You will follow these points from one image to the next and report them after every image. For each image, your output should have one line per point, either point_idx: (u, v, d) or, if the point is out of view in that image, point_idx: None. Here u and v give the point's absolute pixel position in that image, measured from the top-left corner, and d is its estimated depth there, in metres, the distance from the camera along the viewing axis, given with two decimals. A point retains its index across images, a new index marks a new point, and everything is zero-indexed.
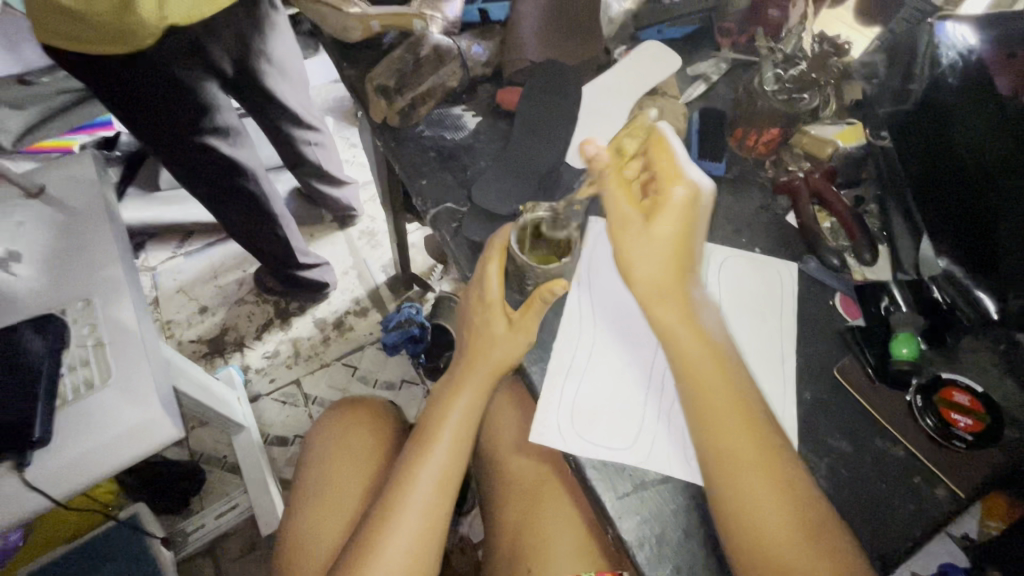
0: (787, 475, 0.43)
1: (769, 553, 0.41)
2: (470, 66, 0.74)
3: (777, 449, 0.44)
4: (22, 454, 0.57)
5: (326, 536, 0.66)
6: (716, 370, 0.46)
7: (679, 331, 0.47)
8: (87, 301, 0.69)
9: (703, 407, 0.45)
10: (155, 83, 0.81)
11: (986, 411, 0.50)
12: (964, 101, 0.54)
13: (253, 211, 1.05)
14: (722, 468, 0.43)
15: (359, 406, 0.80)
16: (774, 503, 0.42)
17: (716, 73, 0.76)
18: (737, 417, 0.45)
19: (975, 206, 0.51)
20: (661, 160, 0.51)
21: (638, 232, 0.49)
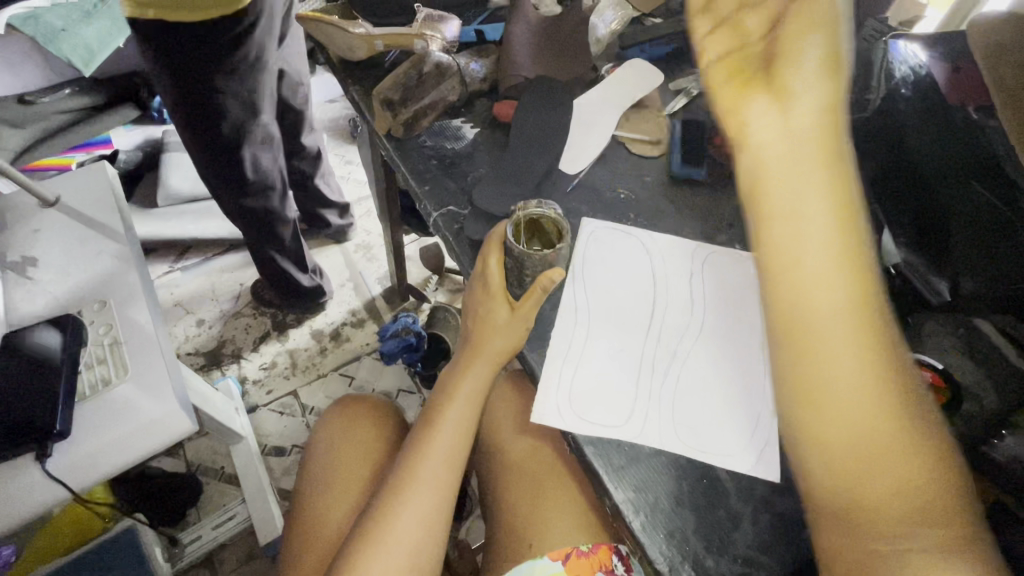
0: (875, 347, 0.44)
1: (828, 384, 0.44)
2: (468, 82, 0.79)
3: (876, 317, 0.45)
4: (43, 445, 0.60)
5: (340, 517, 0.69)
6: (835, 225, 0.46)
7: (809, 176, 0.47)
8: (103, 302, 0.72)
9: (804, 252, 0.46)
10: (203, 67, 0.83)
11: (947, 386, 0.54)
12: (914, 112, 0.60)
13: (258, 210, 1.06)
14: (802, 344, 0.45)
15: (364, 401, 0.84)
16: (852, 354, 0.44)
17: (696, 87, 0.82)
18: (845, 271, 0.45)
19: (929, 203, 0.57)
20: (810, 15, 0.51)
21: (800, 28, 0.51)
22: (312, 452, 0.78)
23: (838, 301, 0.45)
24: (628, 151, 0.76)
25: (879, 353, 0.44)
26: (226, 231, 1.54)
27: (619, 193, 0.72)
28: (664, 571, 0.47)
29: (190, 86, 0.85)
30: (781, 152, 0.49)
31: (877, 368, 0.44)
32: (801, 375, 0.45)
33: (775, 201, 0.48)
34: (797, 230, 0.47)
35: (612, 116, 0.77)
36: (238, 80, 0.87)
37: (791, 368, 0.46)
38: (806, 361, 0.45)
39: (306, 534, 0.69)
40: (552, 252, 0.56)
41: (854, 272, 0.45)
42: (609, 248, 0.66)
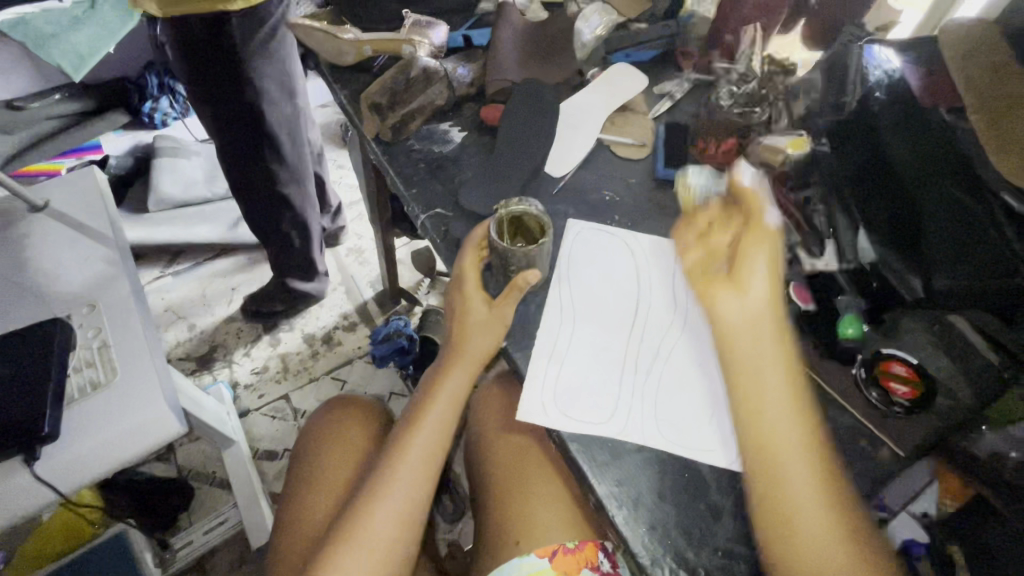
0: (830, 482, 0.47)
1: (790, 518, 0.45)
2: (455, 87, 0.81)
3: (829, 463, 0.47)
4: (31, 448, 0.60)
5: (325, 508, 0.70)
6: (786, 383, 0.49)
7: (761, 341, 0.50)
8: (92, 305, 0.72)
9: (761, 405, 0.49)
10: (229, 55, 0.92)
11: (922, 380, 0.56)
12: (887, 113, 0.62)
13: (267, 196, 1.12)
14: (768, 478, 0.47)
15: (355, 400, 0.86)
16: (813, 495, 0.46)
17: (680, 91, 0.83)
18: (797, 427, 0.48)
19: (903, 201, 0.58)
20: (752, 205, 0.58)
21: (755, 238, 0.54)
22: (304, 446, 0.80)
23: (798, 443, 0.47)
24: (613, 154, 0.77)
25: (833, 482, 0.47)
26: (216, 236, 1.53)
27: (604, 194, 0.73)
28: (646, 564, 0.48)
29: (218, 72, 0.94)
30: (742, 324, 0.51)
31: (830, 495, 0.46)
32: (772, 512, 0.46)
33: (732, 353, 0.51)
34: (759, 380, 0.49)
35: (597, 120, 0.78)
36: (276, 77, 0.99)
37: (756, 488, 0.47)
38: (770, 491, 0.46)
39: (290, 527, 0.70)
40: (534, 249, 0.58)
41: (803, 418, 0.48)
42: (593, 250, 0.67)
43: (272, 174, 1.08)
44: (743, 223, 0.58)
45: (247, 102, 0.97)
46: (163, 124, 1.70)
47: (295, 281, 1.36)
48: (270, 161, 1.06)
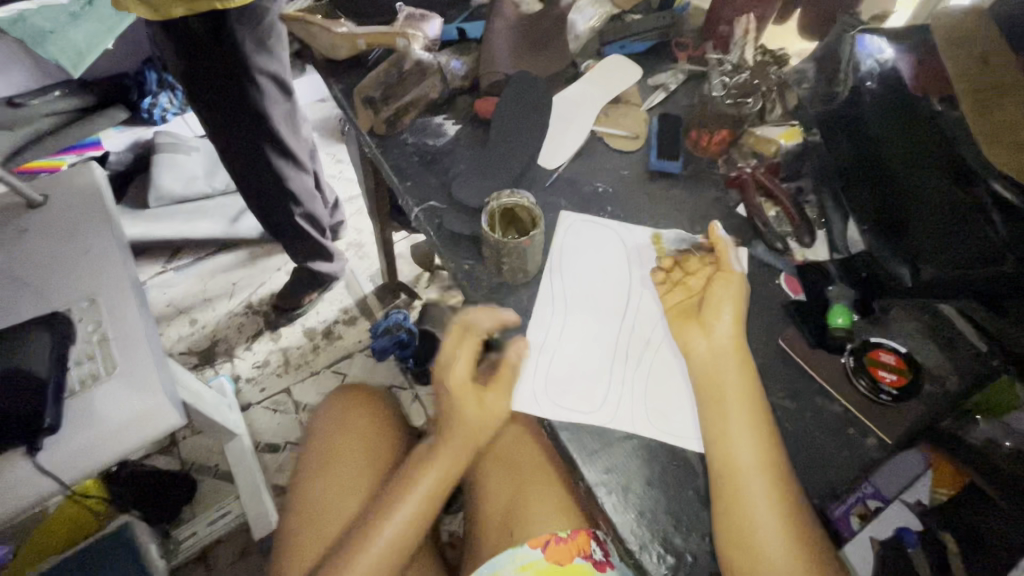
0: (793, 508, 0.48)
1: (752, 539, 0.46)
2: (448, 80, 0.81)
3: (792, 492, 0.49)
4: (33, 439, 0.61)
5: (337, 512, 0.71)
6: (750, 413, 0.51)
7: (724, 371, 0.53)
8: (92, 300, 0.73)
9: (722, 428, 0.51)
10: (229, 57, 0.93)
11: (908, 368, 0.57)
12: (877, 103, 0.62)
13: (277, 193, 1.14)
14: (728, 500, 0.48)
15: (362, 388, 0.85)
16: (774, 519, 0.47)
17: (674, 83, 0.83)
18: (761, 456, 0.49)
19: (893, 191, 0.58)
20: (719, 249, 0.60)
21: (723, 280, 0.57)
22: (312, 435, 0.80)
23: (760, 468, 0.49)
24: (606, 146, 0.77)
25: (795, 509, 0.48)
26: (217, 231, 1.54)
27: (597, 186, 0.74)
28: (635, 549, 0.49)
29: (215, 76, 0.95)
30: (706, 358, 0.55)
31: (791, 522, 0.47)
32: (731, 529, 0.47)
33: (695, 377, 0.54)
34: (721, 405, 0.52)
35: (591, 112, 0.78)
36: (263, 79, 0.98)
37: (721, 508, 0.48)
38: (730, 514, 0.48)
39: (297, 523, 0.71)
40: (526, 240, 0.58)
41: (767, 447, 0.50)
42: (585, 241, 0.68)
43: (279, 172, 1.10)
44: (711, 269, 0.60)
45: (247, 104, 0.99)
46: (163, 121, 1.70)
47: (320, 263, 1.38)
48: (276, 163, 1.09)
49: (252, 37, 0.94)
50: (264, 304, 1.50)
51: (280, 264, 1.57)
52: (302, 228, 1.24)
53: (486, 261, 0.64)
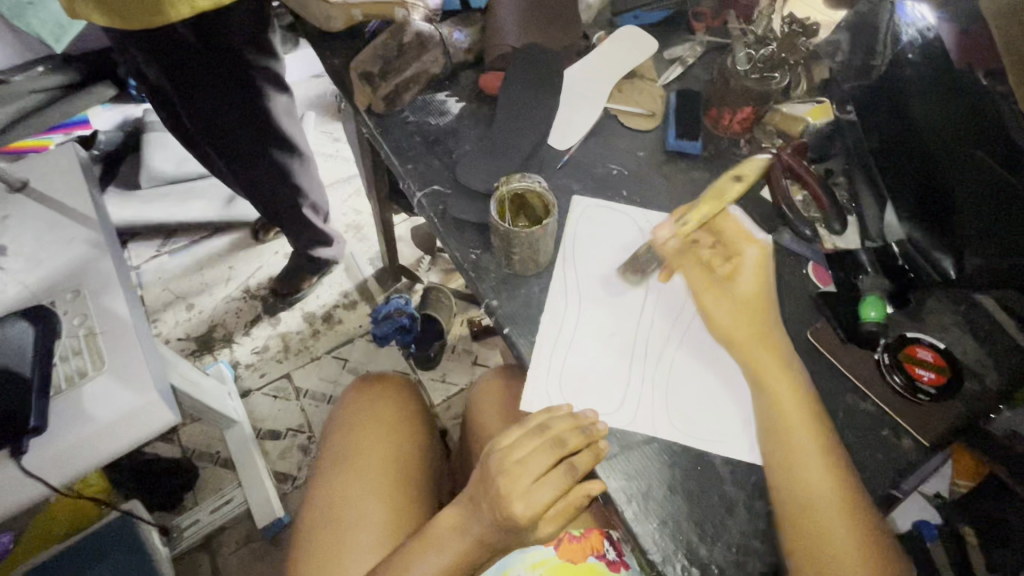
0: (854, 498, 0.46)
1: (825, 558, 0.44)
2: (451, 53, 0.75)
3: (863, 507, 0.46)
4: (18, 440, 0.58)
5: (370, 532, 0.64)
6: (810, 426, 0.49)
7: (774, 385, 0.51)
8: (77, 292, 0.69)
9: (788, 444, 0.48)
10: (227, 60, 0.90)
11: (948, 366, 0.54)
12: (919, 77, 0.56)
13: (286, 195, 1.11)
14: (795, 483, 0.47)
15: (388, 382, 0.80)
16: (848, 538, 0.44)
17: (692, 56, 0.77)
18: (827, 470, 0.47)
19: (936, 173, 0.54)
20: (691, 269, 0.57)
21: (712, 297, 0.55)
22: (332, 437, 0.74)
23: (830, 482, 0.46)
24: (621, 124, 0.72)
25: (855, 499, 0.46)
26: (212, 214, 1.49)
27: (611, 168, 0.69)
28: (657, 560, 0.47)
29: (211, 74, 0.91)
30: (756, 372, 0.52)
31: (854, 513, 0.45)
32: (805, 551, 0.45)
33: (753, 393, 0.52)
34: (785, 420, 0.49)
35: (604, 89, 0.73)
36: (257, 72, 0.93)
37: (791, 527, 0.46)
38: (799, 499, 0.46)
39: (316, 534, 0.66)
40: (539, 229, 0.53)
41: (835, 462, 0.47)
42: (600, 227, 0.64)
43: (288, 168, 1.07)
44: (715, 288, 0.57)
45: (247, 101, 0.95)
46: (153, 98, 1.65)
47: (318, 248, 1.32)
48: (281, 160, 1.05)
49: (249, 29, 0.89)
50: (262, 288, 1.46)
51: (279, 245, 1.53)
52: (309, 220, 1.20)
53: (495, 251, 0.60)
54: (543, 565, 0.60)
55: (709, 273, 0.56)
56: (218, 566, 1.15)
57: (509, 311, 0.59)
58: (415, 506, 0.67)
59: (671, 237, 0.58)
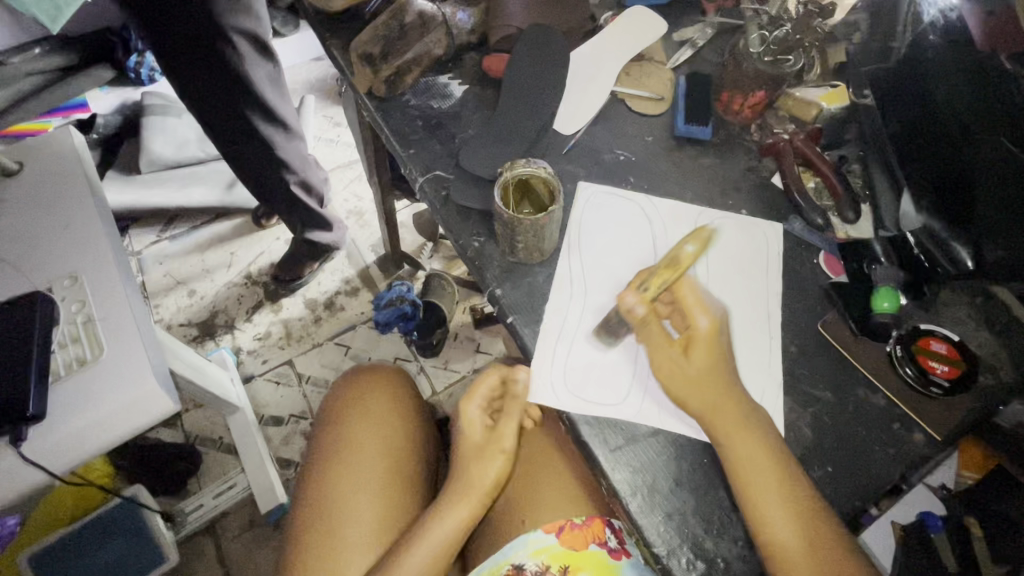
0: (810, 514, 0.45)
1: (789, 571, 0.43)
2: (455, 34, 0.73)
3: (821, 515, 0.45)
4: (18, 428, 0.58)
5: (362, 525, 0.64)
6: (756, 447, 0.47)
7: (732, 435, 0.47)
8: (74, 278, 0.68)
9: (738, 465, 0.46)
10: (198, 14, 0.84)
11: (962, 359, 0.53)
12: (941, 61, 0.54)
13: (267, 166, 1.07)
14: (750, 509, 0.45)
15: (382, 370, 0.78)
16: (804, 550, 0.44)
17: (702, 38, 0.75)
18: (777, 484, 0.46)
19: (956, 161, 0.52)
20: (654, 351, 0.51)
21: (672, 373, 0.50)
22: (324, 430, 0.72)
23: (782, 494, 0.45)
24: (628, 109, 0.70)
25: (809, 515, 0.45)
26: (212, 199, 1.47)
27: (619, 154, 0.67)
28: (662, 554, 0.46)
29: (187, 38, 0.87)
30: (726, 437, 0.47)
31: (811, 531, 0.44)
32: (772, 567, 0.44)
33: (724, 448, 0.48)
34: (734, 447, 0.47)
35: (611, 72, 0.71)
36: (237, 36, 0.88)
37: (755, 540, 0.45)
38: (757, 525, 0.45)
39: (307, 527, 0.65)
40: (545, 217, 0.52)
41: (783, 476, 0.46)
42: (606, 214, 0.63)
43: (268, 139, 1.02)
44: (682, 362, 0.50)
45: (226, 68, 0.90)
46: (152, 81, 1.63)
47: (317, 233, 1.30)
48: (266, 132, 1.01)
49: None
50: (263, 274, 1.45)
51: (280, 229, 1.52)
52: (298, 196, 1.16)
53: (499, 239, 0.58)
54: (546, 553, 0.60)
55: (664, 346, 0.51)
56: (221, 550, 1.16)
57: (513, 300, 0.58)
58: (410, 492, 0.68)
59: (635, 304, 0.52)
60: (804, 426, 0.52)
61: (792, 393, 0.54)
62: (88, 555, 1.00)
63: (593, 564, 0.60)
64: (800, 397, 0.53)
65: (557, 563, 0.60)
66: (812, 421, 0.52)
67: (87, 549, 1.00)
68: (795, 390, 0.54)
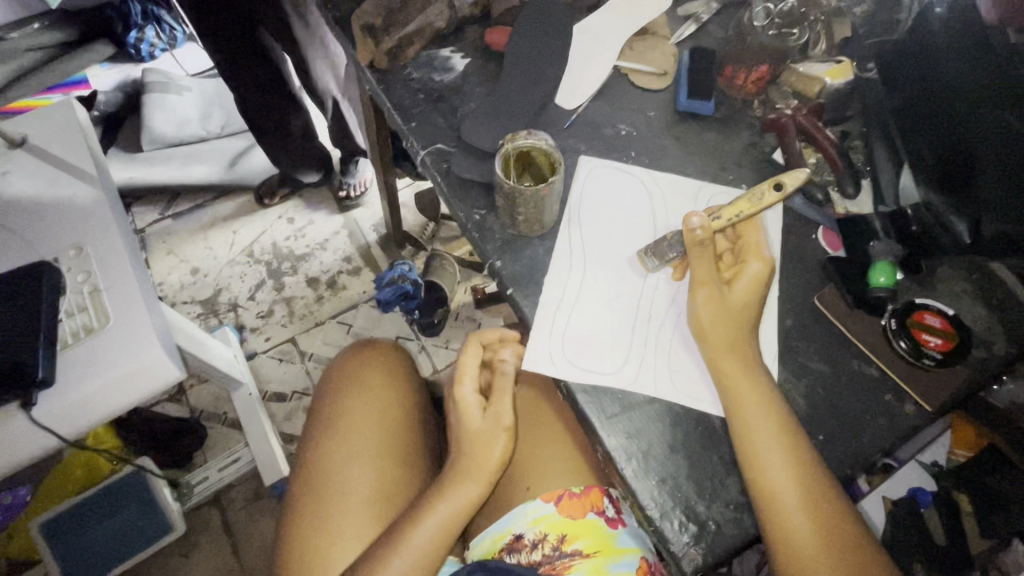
0: (806, 466, 0.47)
1: (782, 514, 0.45)
2: (457, 6, 0.72)
3: (814, 469, 0.47)
4: (28, 394, 0.60)
5: (358, 498, 0.65)
6: (760, 399, 0.49)
7: (737, 377, 0.50)
8: (80, 249, 0.69)
9: (741, 413, 0.48)
10: None
11: (956, 332, 0.53)
12: (948, 36, 0.54)
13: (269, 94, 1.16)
14: (746, 457, 0.47)
15: (378, 351, 0.79)
16: (798, 498, 0.45)
17: (706, 13, 0.74)
18: (776, 432, 0.47)
19: (960, 136, 0.52)
20: (699, 261, 0.52)
21: (706, 290, 0.51)
22: (320, 408, 0.74)
23: (778, 446, 0.47)
24: (630, 84, 0.70)
25: (804, 464, 0.47)
26: (214, 177, 1.49)
27: (620, 129, 0.67)
28: (655, 516, 0.47)
29: None
30: (736, 372, 0.50)
31: (805, 480, 0.46)
32: (765, 511, 0.46)
33: (731, 383, 0.49)
34: (739, 391, 0.49)
35: (614, 46, 0.70)
36: None
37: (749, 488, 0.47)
38: (754, 474, 0.46)
39: (306, 506, 0.65)
40: (545, 187, 0.52)
41: (785, 427, 0.48)
42: (605, 187, 0.63)
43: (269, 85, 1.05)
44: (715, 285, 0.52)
45: None
46: (151, 57, 1.62)
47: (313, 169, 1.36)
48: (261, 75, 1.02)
49: None
50: (266, 253, 1.46)
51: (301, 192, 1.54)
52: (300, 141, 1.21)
53: (499, 211, 0.59)
54: (544, 522, 0.61)
55: (713, 271, 0.52)
56: (228, 521, 1.18)
57: (513, 272, 0.58)
58: (412, 467, 0.69)
59: (700, 226, 0.53)
60: (797, 398, 0.53)
61: (786, 365, 0.54)
62: (98, 524, 1.03)
63: (592, 534, 0.61)
64: (794, 367, 0.54)
65: (554, 532, 0.61)
66: (806, 392, 0.53)
67: (94, 519, 1.03)
68: (790, 361, 0.55)
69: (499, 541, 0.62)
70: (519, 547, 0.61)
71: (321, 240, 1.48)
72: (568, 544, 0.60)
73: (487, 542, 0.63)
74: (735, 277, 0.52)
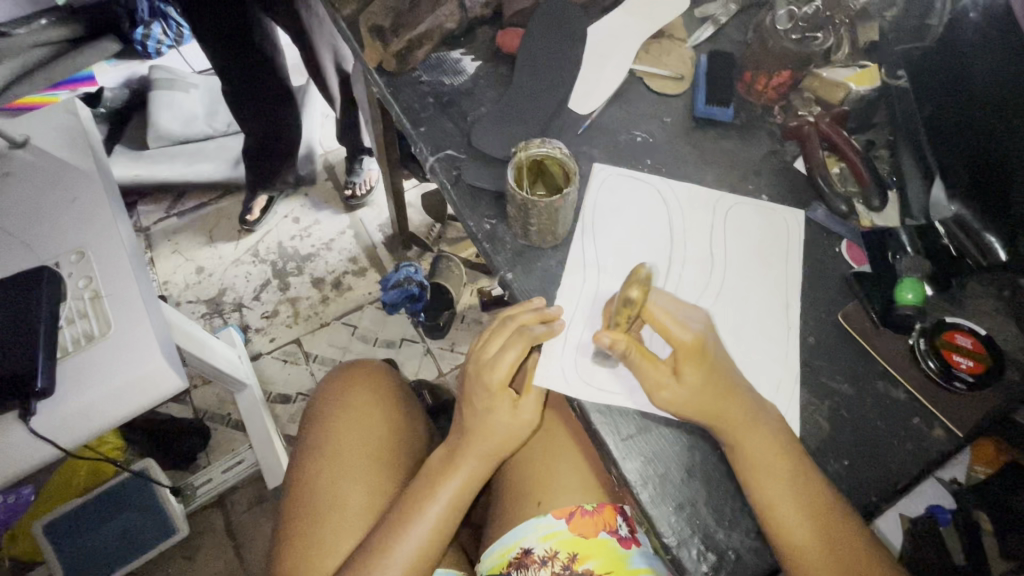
0: (824, 506, 0.45)
1: (803, 560, 0.43)
2: (469, 7, 0.70)
3: (836, 510, 0.45)
4: (27, 403, 0.58)
5: (351, 514, 0.63)
6: (774, 445, 0.46)
7: (748, 425, 0.47)
8: (82, 253, 0.67)
9: (752, 463, 0.46)
10: None
11: (987, 353, 0.51)
12: (980, 43, 0.51)
13: (273, 86, 1.19)
14: (760, 502, 0.45)
15: (366, 364, 0.78)
16: (819, 544, 0.43)
17: (725, 15, 0.71)
18: (791, 473, 0.45)
19: (991, 148, 0.50)
20: (648, 376, 0.47)
21: (669, 393, 0.47)
22: (313, 422, 0.71)
23: (796, 492, 0.45)
24: (646, 88, 0.68)
25: (821, 502, 0.44)
26: (220, 175, 1.47)
27: (635, 135, 0.65)
28: (672, 544, 0.46)
29: None
30: (744, 431, 0.47)
31: (821, 522, 0.44)
32: (784, 557, 0.44)
33: (743, 436, 0.46)
34: (750, 436, 0.46)
35: (630, 49, 0.68)
36: None
37: (769, 533, 0.45)
38: (770, 519, 0.44)
39: (295, 520, 0.64)
40: (559, 199, 0.50)
41: (798, 470, 0.46)
42: (620, 196, 0.61)
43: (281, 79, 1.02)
44: (672, 386, 0.47)
45: None
46: (159, 54, 1.60)
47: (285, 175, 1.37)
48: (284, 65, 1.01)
49: None
50: (271, 252, 1.44)
51: (306, 190, 1.53)
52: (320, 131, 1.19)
53: (510, 220, 0.57)
54: (555, 538, 0.60)
55: (658, 372, 0.47)
56: (232, 523, 1.17)
57: (525, 285, 0.57)
58: (399, 478, 0.68)
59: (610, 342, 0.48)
60: (820, 419, 0.51)
61: (809, 384, 0.52)
62: (100, 526, 1.02)
63: (604, 553, 0.60)
64: (817, 388, 0.52)
65: (565, 550, 0.59)
66: (829, 414, 0.51)
67: (98, 520, 1.02)
68: (813, 381, 0.53)
69: (507, 555, 0.60)
70: (527, 563, 0.59)
71: (327, 240, 1.46)
72: (579, 563, 0.59)
73: (494, 556, 0.62)
74: (680, 362, 0.47)
